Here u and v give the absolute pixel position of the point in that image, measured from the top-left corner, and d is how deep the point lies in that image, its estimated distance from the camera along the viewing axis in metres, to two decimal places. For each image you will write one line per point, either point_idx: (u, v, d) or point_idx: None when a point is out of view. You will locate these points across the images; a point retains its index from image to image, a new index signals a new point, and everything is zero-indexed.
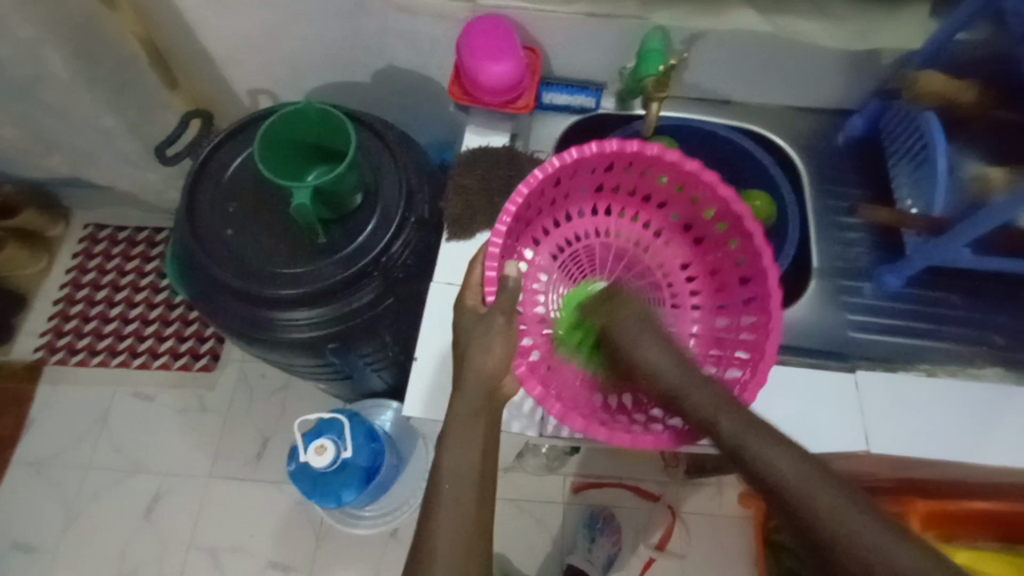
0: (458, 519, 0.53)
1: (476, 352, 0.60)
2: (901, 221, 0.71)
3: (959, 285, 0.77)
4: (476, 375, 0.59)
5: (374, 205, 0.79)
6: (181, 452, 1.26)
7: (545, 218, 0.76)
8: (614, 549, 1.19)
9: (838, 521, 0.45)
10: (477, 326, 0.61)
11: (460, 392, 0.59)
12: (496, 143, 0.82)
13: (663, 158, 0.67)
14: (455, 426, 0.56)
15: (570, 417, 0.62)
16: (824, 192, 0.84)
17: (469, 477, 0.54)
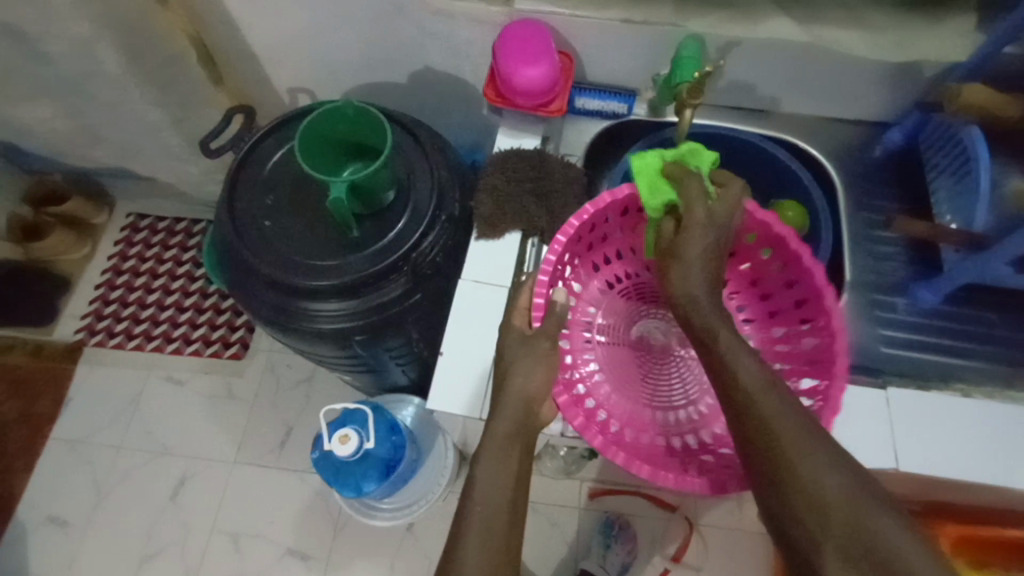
0: (488, 535, 0.53)
1: (518, 373, 0.61)
2: (939, 236, 0.69)
3: (998, 304, 0.75)
4: (516, 397, 0.60)
5: (406, 202, 0.81)
6: (209, 437, 1.30)
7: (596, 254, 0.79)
8: (629, 557, 1.17)
9: (877, 528, 0.43)
10: (522, 348, 0.63)
11: (501, 411, 0.60)
12: (527, 146, 0.83)
13: (708, 196, 0.68)
14: (492, 443, 0.58)
15: (607, 449, 0.64)
16: (859, 205, 0.83)
17: (502, 496, 0.55)
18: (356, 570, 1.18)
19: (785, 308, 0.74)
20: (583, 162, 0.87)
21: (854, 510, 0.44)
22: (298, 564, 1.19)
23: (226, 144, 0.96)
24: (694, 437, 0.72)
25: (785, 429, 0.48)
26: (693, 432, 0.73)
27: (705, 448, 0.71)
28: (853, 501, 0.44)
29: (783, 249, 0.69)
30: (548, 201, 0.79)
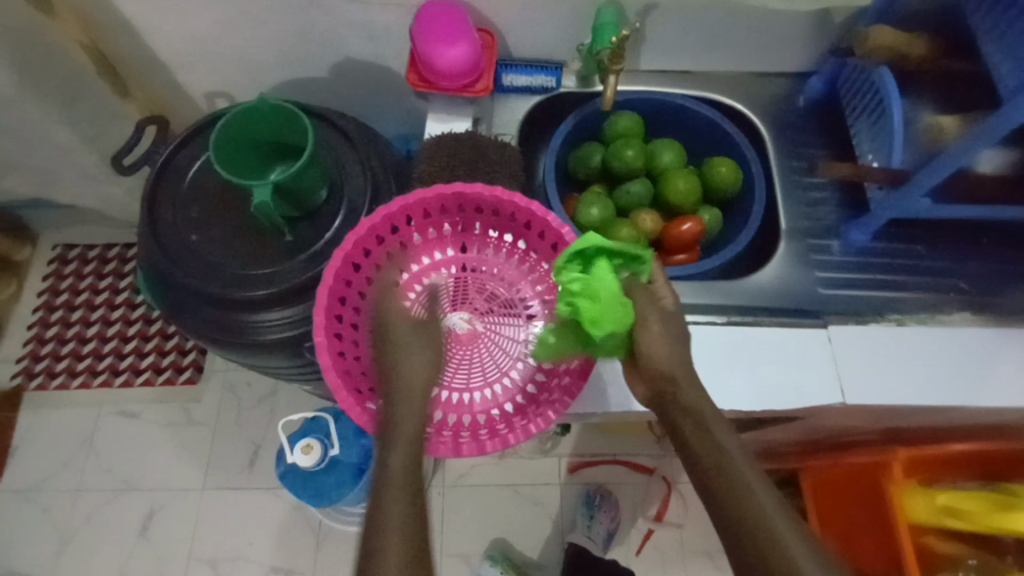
0: (407, 526, 0.48)
1: (408, 362, 0.61)
2: (863, 174, 0.70)
3: (921, 235, 0.79)
4: (409, 392, 0.58)
5: (341, 195, 0.78)
6: (174, 467, 1.25)
7: (378, 256, 0.69)
8: (612, 523, 1.21)
9: (785, 544, 0.45)
10: (411, 334, 0.63)
11: (395, 403, 0.58)
12: (459, 129, 0.81)
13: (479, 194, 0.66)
14: (397, 436, 0.55)
15: (341, 392, 0.60)
16: (785, 154, 0.85)
17: (420, 481, 0.53)
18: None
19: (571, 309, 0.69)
20: (517, 139, 0.85)
21: (769, 528, 0.46)
22: None
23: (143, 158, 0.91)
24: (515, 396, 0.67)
25: (710, 418, 0.53)
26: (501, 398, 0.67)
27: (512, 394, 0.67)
28: (769, 522, 0.46)
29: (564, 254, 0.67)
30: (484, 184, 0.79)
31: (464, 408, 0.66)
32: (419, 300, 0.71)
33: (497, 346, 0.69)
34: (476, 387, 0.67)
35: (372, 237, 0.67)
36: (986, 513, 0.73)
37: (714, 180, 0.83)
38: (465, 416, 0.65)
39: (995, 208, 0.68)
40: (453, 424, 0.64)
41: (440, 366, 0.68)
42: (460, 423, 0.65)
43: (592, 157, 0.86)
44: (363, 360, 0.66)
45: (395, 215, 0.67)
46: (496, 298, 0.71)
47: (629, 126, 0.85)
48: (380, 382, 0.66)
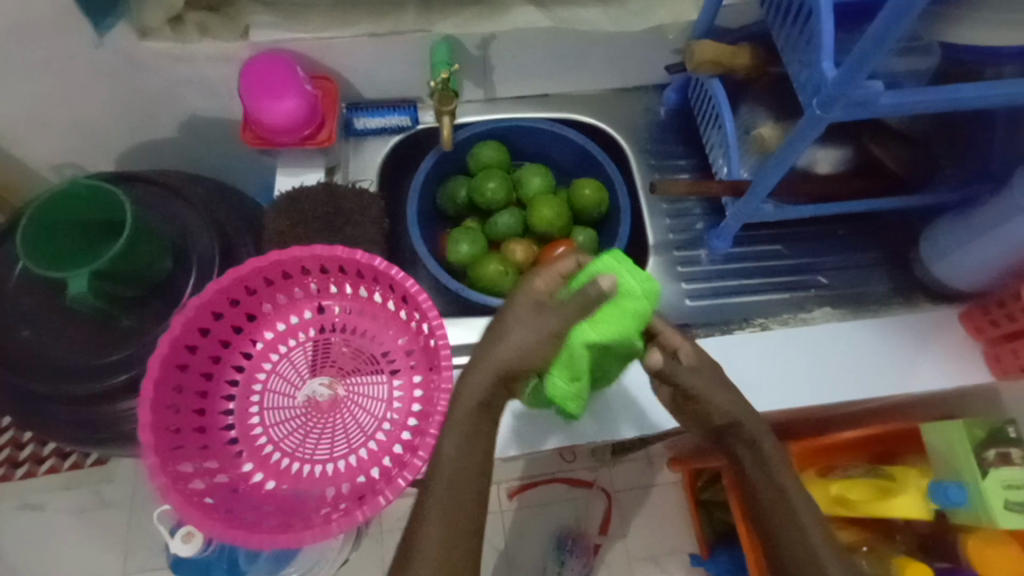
0: (449, 522, 0.49)
1: (496, 347, 0.51)
2: (703, 189, 0.70)
3: (780, 235, 0.81)
4: (490, 373, 0.51)
5: (190, 265, 0.74)
6: (87, 561, 1.14)
7: (224, 333, 0.65)
8: (584, 568, 1.20)
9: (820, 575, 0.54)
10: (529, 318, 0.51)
11: (467, 380, 0.51)
12: (310, 181, 0.78)
13: (314, 254, 0.63)
14: (460, 418, 0.51)
15: (172, 490, 0.55)
16: (651, 167, 0.86)
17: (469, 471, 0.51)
18: None
19: (427, 359, 0.65)
20: (378, 184, 0.82)
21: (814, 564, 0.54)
22: None
23: None
24: (379, 459, 0.62)
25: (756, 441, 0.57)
26: (365, 463, 0.62)
27: (378, 457, 0.62)
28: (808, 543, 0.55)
29: (414, 302, 0.64)
30: (343, 234, 0.76)
31: (327, 480, 0.62)
32: (276, 369, 0.67)
33: (361, 409, 0.65)
34: (341, 455, 0.63)
35: (210, 317, 0.63)
36: (870, 501, 0.75)
37: (581, 203, 0.82)
38: (328, 489, 0.61)
39: (846, 203, 0.68)
40: (316, 500, 0.60)
41: (301, 439, 0.64)
42: (324, 497, 0.60)
43: (458, 192, 0.84)
44: (215, 445, 0.63)
45: (232, 287, 0.63)
46: (359, 355, 0.68)
47: (492, 156, 0.84)
48: (237, 465, 0.62)
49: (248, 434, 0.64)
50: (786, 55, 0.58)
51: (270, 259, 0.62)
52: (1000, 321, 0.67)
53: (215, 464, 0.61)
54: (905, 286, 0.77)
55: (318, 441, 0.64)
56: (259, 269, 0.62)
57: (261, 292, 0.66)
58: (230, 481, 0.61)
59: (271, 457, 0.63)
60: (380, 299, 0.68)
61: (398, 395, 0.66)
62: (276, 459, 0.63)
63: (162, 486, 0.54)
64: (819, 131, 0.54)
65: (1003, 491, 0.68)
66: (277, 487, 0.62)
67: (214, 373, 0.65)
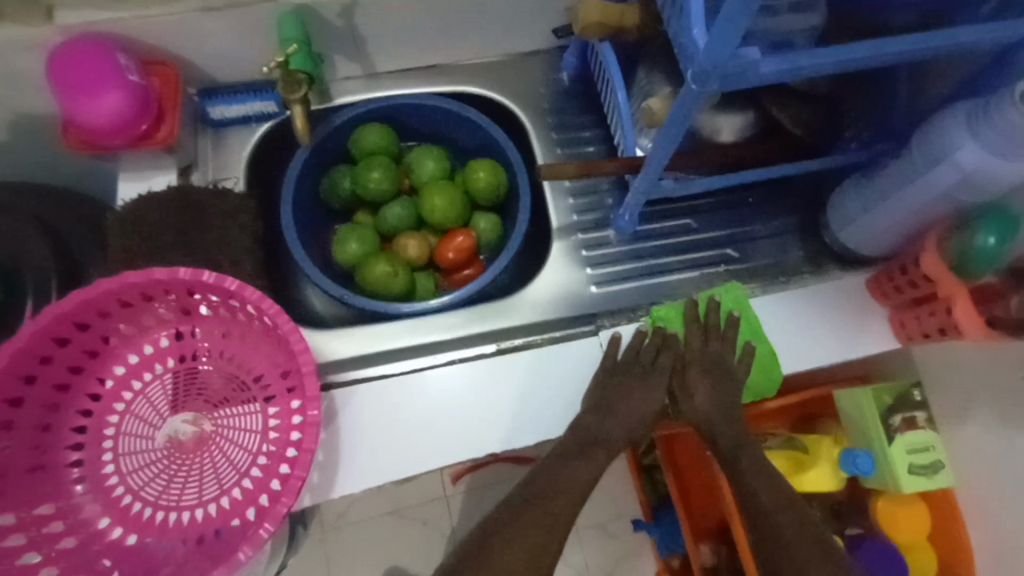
0: (523, 542, 0.53)
1: (636, 391, 0.63)
2: (593, 169, 0.64)
3: (689, 208, 0.76)
4: (635, 414, 0.63)
5: (22, 292, 0.63)
6: None
7: (64, 377, 0.57)
8: None
9: None
10: (666, 363, 0.64)
11: (608, 432, 0.61)
12: (159, 186, 0.68)
13: (150, 277, 0.55)
14: (598, 447, 0.60)
15: None
16: (552, 141, 0.79)
17: (580, 488, 0.57)
18: None
19: (297, 382, 0.58)
20: (246, 182, 0.73)
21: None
22: None
23: None
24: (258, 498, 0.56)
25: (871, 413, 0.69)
26: (239, 506, 0.55)
27: (251, 498, 0.55)
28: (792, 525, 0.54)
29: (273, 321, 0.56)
30: (204, 243, 0.67)
31: (195, 528, 0.55)
32: (130, 408, 0.59)
33: (233, 444, 0.58)
34: (210, 498, 0.56)
35: (36, 365, 0.54)
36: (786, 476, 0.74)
37: (476, 187, 0.75)
38: (194, 539, 0.54)
39: (746, 173, 0.63)
40: (182, 552, 0.54)
41: (166, 485, 0.57)
42: (191, 547, 0.54)
43: (341, 183, 0.75)
44: (63, 504, 0.55)
45: (58, 327, 0.54)
46: (229, 383, 0.61)
47: (375, 141, 0.75)
48: (91, 523, 0.55)
49: (103, 487, 0.57)
50: (666, 9, 0.51)
51: (96, 289, 0.53)
52: (904, 287, 0.64)
53: (61, 526, 0.54)
54: (816, 253, 0.74)
55: (184, 487, 0.57)
56: (85, 302, 0.54)
57: (101, 325, 0.58)
58: (83, 542, 0.54)
59: (133, 510, 0.56)
60: (244, 319, 0.60)
61: (273, 425, 0.59)
62: (138, 510, 0.56)
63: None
64: (699, 104, 0.49)
65: (907, 456, 0.68)
66: (140, 542, 0.55)
67: (52, 424, 0.57)
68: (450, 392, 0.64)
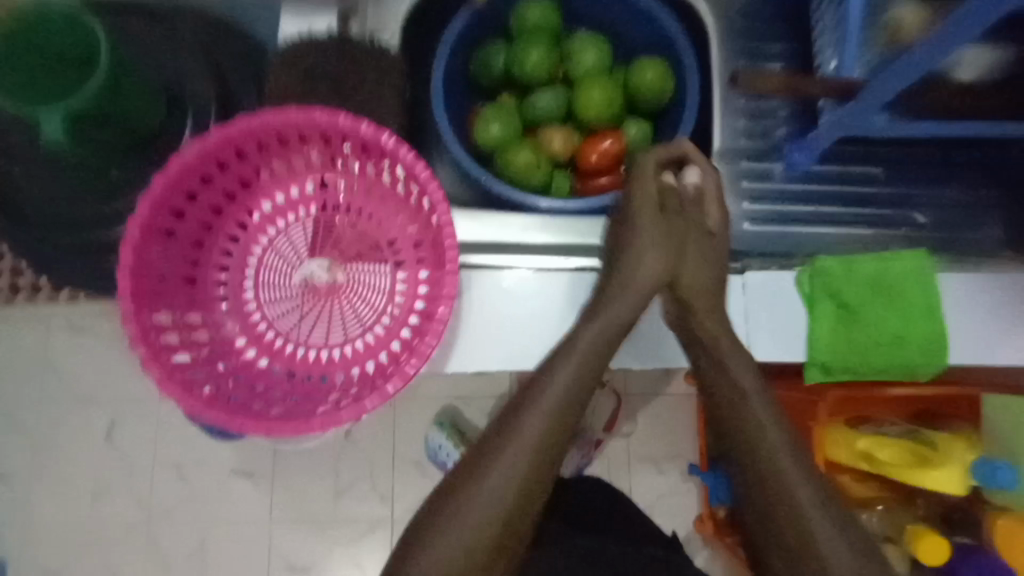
0: (512, 467, 0.53)
1: (633, 255, 0.58)
2: (795, 87, 0.57)
3: (883, 156, 0.65)
4: (633, 283, 0.58)
5: (185, 114, 0.65)
6: (124, 380, 1.09)
7: (218, 200, 0.59)
8: (585, 456, 1.16)
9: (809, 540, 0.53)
10: (658, 220, 0.59)
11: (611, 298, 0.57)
12: (319, 28, 0.66)
13: (315, 117, 0.53)
14: (604, 321, 0.56)
15: (154, 362, 0.52)
16: (736, 51, 0.67)
17: (560, 409, 0.55)
18: (305, 492, 1.08)
19: (432, 252, 0.58)
20: (399, 40, 0.67)
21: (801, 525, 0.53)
22: (246, 484, 1.08)
23: None
24: (381, 353, 0.58)
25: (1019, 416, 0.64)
26: (361, 356, 0.58)
27: (373, 350, 0.58)
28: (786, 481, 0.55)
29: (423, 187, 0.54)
30: (353, 97, 0.65)
31: (321, 367, 0.59)
32: (271, 244, 0.61)
33: (361, 299, 0.60)
34: (337, 343, 0.59)
35: (198, 182, 0.56)
36: (901, 465, 0.69)
37: (639, 89, 0.68)
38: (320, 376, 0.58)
39: (985, 123, 0.52)
40: (308, 385, 0.58)
41: (297, 322, 0.60)
42: (317, 382, 0.58)
43: (495, 58, 0.70)
44: (208, 316, 0.59)
45: (223, 148, 0.55)
46: (362, 242, 0.61)
47: (537, 16, 0.68)
48: (231, 340, 0.59)
49: (241, 310, 0.60)
50: None
51: (265, 117, 0.53)
52: None
53: (206, 336, 0.58)
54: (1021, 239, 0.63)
55: (314, 328, 0.60)
56: (249, 131, 0.54)
57: (257, 155, 0.58)
58: (223, 355, 0.59)
59: (266, 337, 0.60)
60: (390, 179, 0.59)
61: (399, 289, 0.60)
62: (271, 338, 0.60)
63: (140, 357, 0.51)
64: None
65: None
66: (271, 367, 0.59)
67: (204, 242, 0.59)
68: (575, 294, 0.62)
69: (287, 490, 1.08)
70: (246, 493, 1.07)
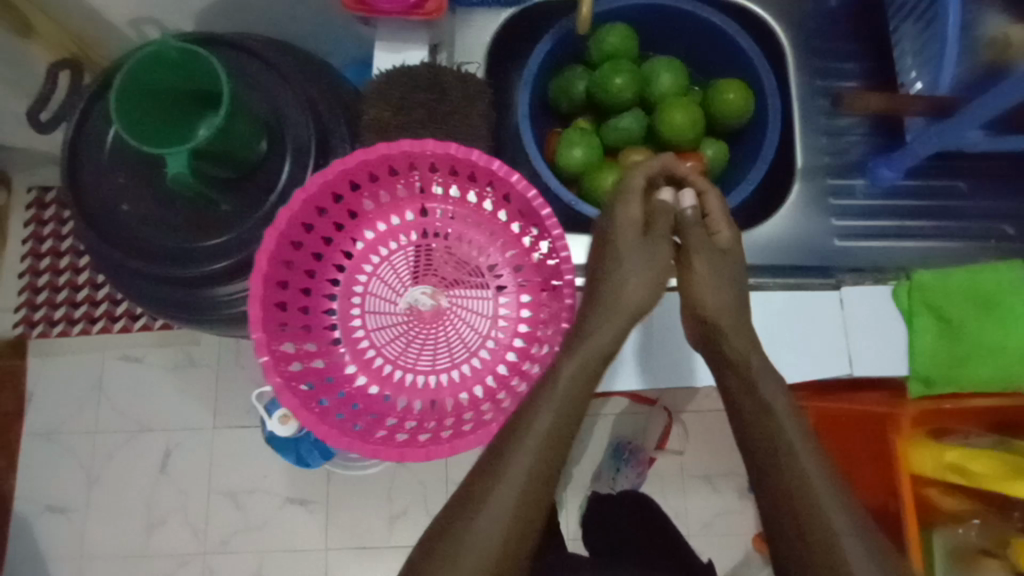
0: (508, 495, 0.49)
1: (620, 278, 0.57)
2: (900, 107, 0.59)
3: (968, 169, 0.67)
4: (624, 306, 0.56)
5: (283, 146, 0.67)
6: (180, 407, 1.09)
7: (327, 231, 0.61)
8: (639, 478, 1.06)
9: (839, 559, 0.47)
10: (644, 244, 0.57)
11: (602, 322, 0.55)
12: (412, 60, 0.69)
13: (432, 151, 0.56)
14: (586, 348, 0.54)
15: (286, 391, 0.53)
16: (812, 70, 0.70)
17: (556, 436, 0.51)
18: (360, 520, 1.06)
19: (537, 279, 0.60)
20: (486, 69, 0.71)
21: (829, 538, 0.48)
22: (300, 512, 1.06)
23: (60, 113, 0.77)
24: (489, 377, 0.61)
25: None
26: (468, 380, 0.61)
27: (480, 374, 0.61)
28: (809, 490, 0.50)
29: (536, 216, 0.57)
30: (446, 126, 0.67)
31: (430, 392, 0.61)
32: (376, 272, 0.63)
33: (465, 324, 0.62)
34: (444, 368, 0.61)
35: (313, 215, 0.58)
36: (996, 477, 0.65)
37: (720, 111, 0.70)
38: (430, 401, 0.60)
39: None
40: (420, 410, 0.60)
41: (403, 348, 0.62)
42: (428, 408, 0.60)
43: (576, 84, 0.72)
44: (320, 344, 0.61)
45: (341, 181, 0.57)
46: (463, 268, 0.63)
47: (617, 43, 0.70)
48: (341, 366, 0.61)
49: (348, 338, 0.62)
50: None
51: (385, 152, 0.56)
52: None
53: (320, 364, 0.60)
54: None
55: (420, 353, 0.62)
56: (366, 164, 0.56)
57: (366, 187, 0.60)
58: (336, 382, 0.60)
59: (374, 364, 0.62)
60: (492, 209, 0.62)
61: (501, 314, 0.62)
62: (379, 364, 0.62)
63: (277, 387, 0.52)
64: None
65: None
66: (381, 393, 0.61)
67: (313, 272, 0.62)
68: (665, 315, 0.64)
69: (343, 519, 1.06)
70: (301, 521, 1.06)
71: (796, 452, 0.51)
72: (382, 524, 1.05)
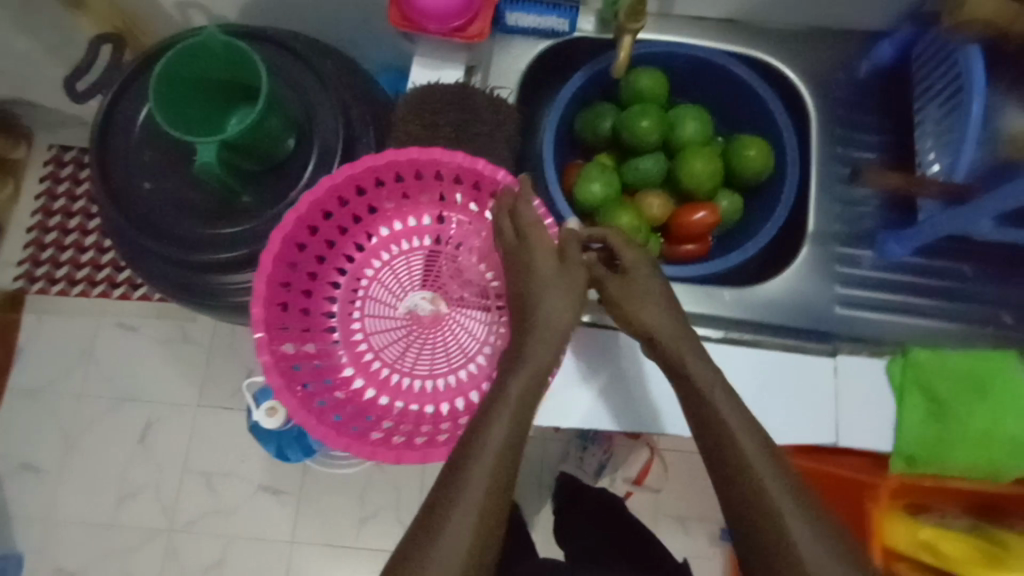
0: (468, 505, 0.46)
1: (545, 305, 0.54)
2: (915, 187, 0.61)
3: (973, 254, 0.68)
4: (545, 331, 0.54)
5: (313, 145, 0.68)
6: (167, 381, 1.09)
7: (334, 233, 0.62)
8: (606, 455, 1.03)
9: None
10: (557, 273, 0.55)
11: (529, 349, 0.53)
12: (448, 79, 0.70)
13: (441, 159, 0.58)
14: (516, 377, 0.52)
15: (284, 392, 0.55)
16: (833, 137, 0.72)
17: (505, 452, 0.49)
18: (330, 516, 1.05)
19: None
20: (517, 96, 0.72)
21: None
22: (272, 500, 1.06)
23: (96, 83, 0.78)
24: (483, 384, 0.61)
25: None
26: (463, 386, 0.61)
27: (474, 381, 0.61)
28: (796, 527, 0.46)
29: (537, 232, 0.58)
30: (472, 146, 0.69)
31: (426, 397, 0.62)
32: (379, 276, 0.65)
33: (463, 332, 0.63)
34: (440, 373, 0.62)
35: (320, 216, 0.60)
36: (968, 562, 0.64)
37: (736, 159, 0.72)
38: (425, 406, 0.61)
39: None
40: (416, 415, 0.61)
41: (401, 350, 0.63)
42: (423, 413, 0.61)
43: (603, 121, 0.73)
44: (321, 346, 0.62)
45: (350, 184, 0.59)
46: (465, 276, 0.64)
47: (648, 86, 0.72)
48: (339, 369, 0.62)
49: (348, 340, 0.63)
50: None
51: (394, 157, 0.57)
52: None
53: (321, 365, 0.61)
54: None
55: (419, 358, 0.63)
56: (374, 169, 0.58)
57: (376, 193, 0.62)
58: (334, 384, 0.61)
59: (373, 365, 0.63)
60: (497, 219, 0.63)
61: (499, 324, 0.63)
62: (377, 366, 0.63)
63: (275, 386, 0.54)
64: None
65: None
66: (378, 396, 0.62)
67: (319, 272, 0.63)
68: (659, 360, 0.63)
69: (313, 512, 1.06)
70: (271, 511, 1.05)
71: (779, 479, 0.47)
72: (352, 523, 1.05)
